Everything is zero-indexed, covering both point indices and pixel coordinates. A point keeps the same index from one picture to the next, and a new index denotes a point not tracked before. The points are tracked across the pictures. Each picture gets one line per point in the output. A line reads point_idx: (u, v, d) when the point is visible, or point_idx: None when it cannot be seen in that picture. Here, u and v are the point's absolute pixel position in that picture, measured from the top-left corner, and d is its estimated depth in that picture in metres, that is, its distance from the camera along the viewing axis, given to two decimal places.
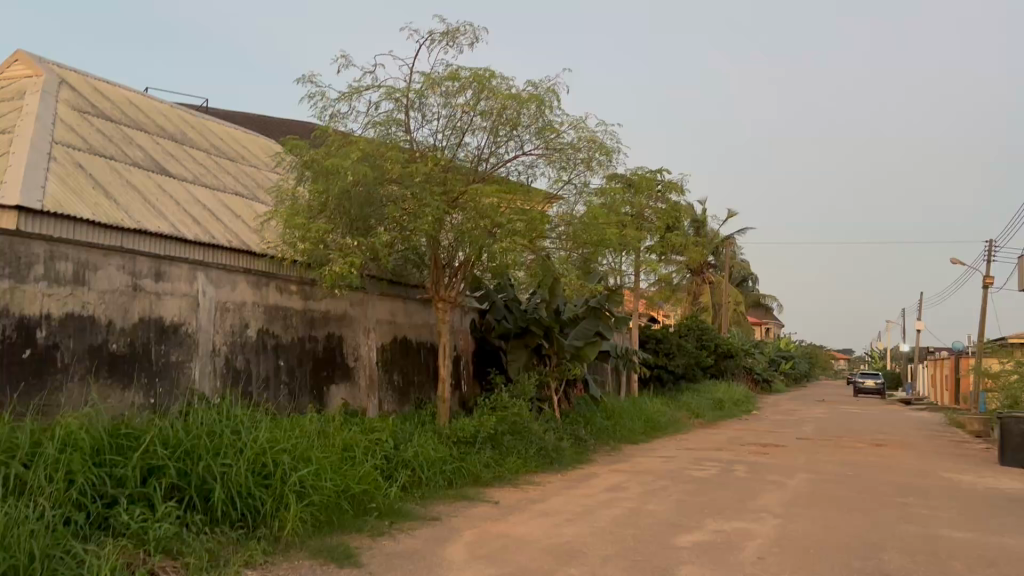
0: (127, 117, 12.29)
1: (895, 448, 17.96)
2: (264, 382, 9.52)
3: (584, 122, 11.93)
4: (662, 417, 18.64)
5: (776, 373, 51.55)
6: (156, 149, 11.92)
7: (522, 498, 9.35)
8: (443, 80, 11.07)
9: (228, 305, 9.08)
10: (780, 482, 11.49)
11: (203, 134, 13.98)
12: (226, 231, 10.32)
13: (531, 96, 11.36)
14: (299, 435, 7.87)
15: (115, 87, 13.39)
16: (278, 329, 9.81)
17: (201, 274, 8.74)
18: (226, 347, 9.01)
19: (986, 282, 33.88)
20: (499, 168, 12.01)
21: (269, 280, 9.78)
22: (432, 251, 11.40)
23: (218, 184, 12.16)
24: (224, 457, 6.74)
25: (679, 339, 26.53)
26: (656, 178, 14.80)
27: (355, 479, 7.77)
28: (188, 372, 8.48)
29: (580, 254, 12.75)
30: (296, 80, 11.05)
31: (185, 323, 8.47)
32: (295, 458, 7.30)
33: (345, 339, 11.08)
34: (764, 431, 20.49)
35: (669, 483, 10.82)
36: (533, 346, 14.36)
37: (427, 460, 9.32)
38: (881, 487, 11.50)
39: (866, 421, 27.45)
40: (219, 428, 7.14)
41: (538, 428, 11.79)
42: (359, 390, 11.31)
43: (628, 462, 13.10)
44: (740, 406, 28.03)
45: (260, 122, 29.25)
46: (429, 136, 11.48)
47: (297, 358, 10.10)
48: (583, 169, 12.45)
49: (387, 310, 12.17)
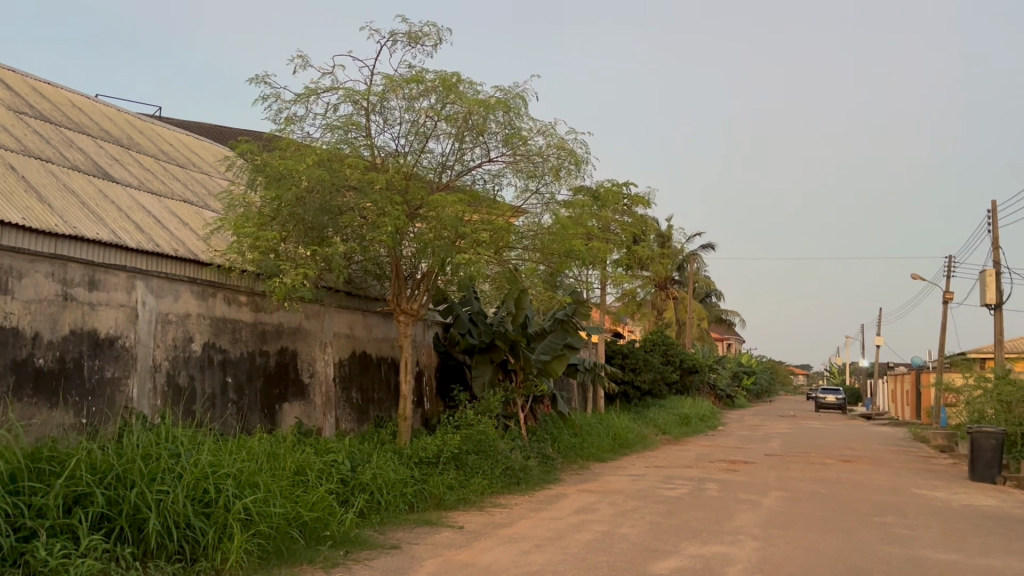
0: (68, 120, 11.60)
1: (865, 463, 17.76)
2: (209, 401, 8.87)
3: (553, 128, 11.51)
4: (630, 434, 18.23)
5: (739, 389, 51.64)
6: (99, 153, 11.24)
7: (488, 522, 8.80)
8: (407, 83, 10.61)
9: (170, 317, 8.44)
10: (754, 501, 11.09)
11: (151, 140, 13.32)
12: (171, 238, 9.68)
13: (499, 101, 10.91)
14: (245, 458, 7.25)
15: (57, 88, 12.67)
16: (225, 343, 9.17)
17: (141, 282, 8.11)
18: (167, 362, 8.36)
19: (945, 297, 34.23)
20: (464, 175, 11.54)
21: (216, 290, 9.15)
22: (393, 262, 10.89)
23: (165, 190, 11.50)
24: (161, 482, 6.10)
25: (645, 354, 26.25)
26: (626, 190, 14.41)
27: (307, 506, 7.17)
28: (125, 390, 7.81)
29: (547, 266, 12.33)
30: (251, 81, 10.57)
31: (122, 336, 7.82)
32: (240, 484, 6.67)
33: (299, 353, 10.46)
34: (732, 448, 20.18)
35: (641, 504, 10.38)
36: (498, 361, 13.88)
37: (387, 483, 8.75)
38: (857, 505, 11.17)
39: (832, 436, 27.39)
40: (156, 450, 6.51)
41: (504, 447, 11.27)
42: (314, 408, 10.69)
43: (598, 481, 12.62)
44: (706, 422, 27.80)
45: (215, 131, 28.44)
46: (390, 141, 10.99)
47: (246, 375, 9.46)
48: (550, 178, 11.99)
49: (345, 324, 11.59)
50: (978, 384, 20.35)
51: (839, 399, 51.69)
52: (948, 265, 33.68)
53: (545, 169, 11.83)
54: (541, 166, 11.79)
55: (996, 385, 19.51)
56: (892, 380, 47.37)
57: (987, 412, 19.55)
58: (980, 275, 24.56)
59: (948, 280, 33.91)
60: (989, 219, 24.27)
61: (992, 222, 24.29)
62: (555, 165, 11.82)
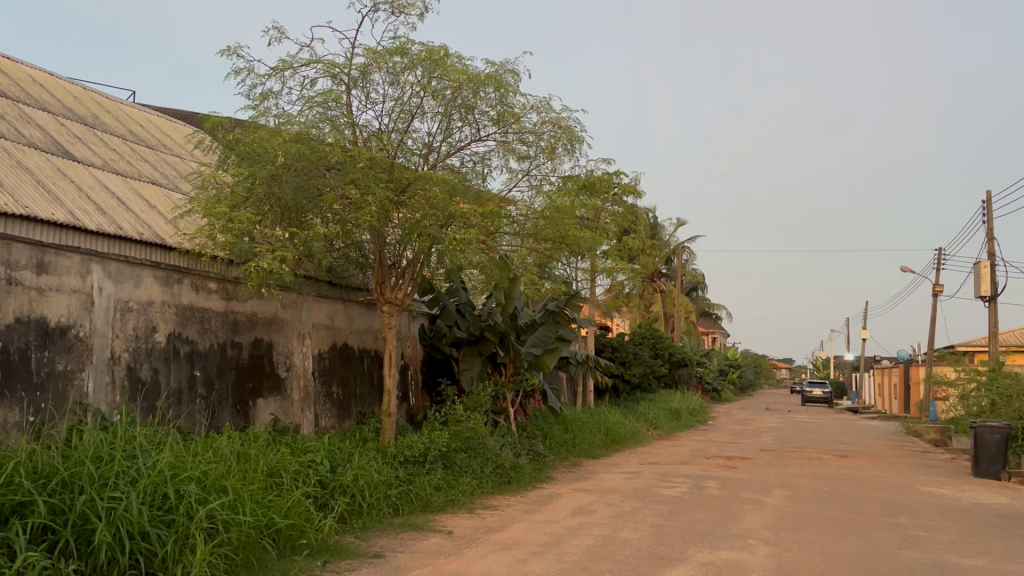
0: (26, 95, 10.81)
1: (863, 459, 17.28)
2: (175, 396, 8.17)
3: (547, 104, 10.88)
4: (622, 429, 17.65)
5: (726, 382, 51.31)
6: (60, 131, 10.46)
7: (479, 526, 8.15)
8: (390, 55, 9.93)
9: (130, 304, 7.72)
10: (758, 500, 10.52)
11: (119, 120, 12.55)
12: (136, 221, 8.95)
13: (489, 76, 10.26)
14: (212, 460, 6.56)
15: (17, 63, 11.84)
16: (193, 334, 8.46)
17: (98, 266, 7.39)
18: (128, 354, 7.65)
19: (935, 290, 33.98)
20: (452, 156, 10.86)
21: (183, 276, 8.42)
22: (376, 247, 10.21)
23: (131, 171, 10.76)
24: (112, 489, 5.39)
25: (634, 347, 25.72)
26: (615, 187, 12.88)
27: (281, 512, 6.50)
28: (79, 384, 7.10)
29: (541, 252, 11.70)
30: (222, 53, 9.84)
31: (76, 325, 7.11)
32: (205, 489, 6.00)
33: (275, 345, 9.77)
34: (725, 443, 19.64)
35: (640, 504, 9.78)
36: (487, 354, 13.25)
37: (369, 484, 8.10)
38: (865, 504, 10.65)
39: (824, 430, 26.98)
40: (108, 450, 5.81)
41: (495, 445, 10.66)
42: (291, 404, 10.00)
43: (592, 479, 12.01)
44: (696, 416, 27.33)
45: (187, 116, 27.56)
46: (373, 120, 10.31)
47: (216, 368, 8.76)
48: (544, 158, 11.31)
49: (325, 314, 10.91)
50: (973, 377, 19.91)
51: (825, 393, 51.37)
52: (938, 258, 33.35)
53: (538, 149, 11.16)
54: (534, 145, 11.13)
55: (994, 378, 19.09)
56: (879, 374, 47.12)
57: (984, 405, 19.16)
58: (975, 266, 24.19)
59: (937, 273, 33.64)
60: (983, 209, 23.91)
61: (987, 212, 23.93)
62: (549, 144, 11.15)
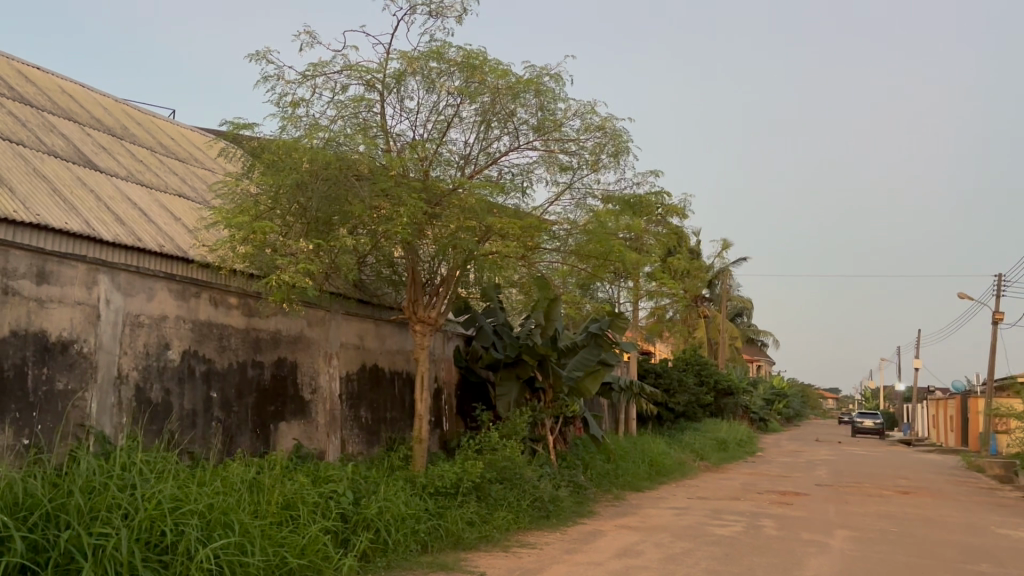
0: (53, 104, 10.50)
1: (926, 496, 16.09)
2: (188, 419, 7.62)
3: (592, 109, 10.23)
4: (667, 460, 16.75)
5: (772, 412, 49.68)
6: (85, 140, 10.11)
7: (515, 567, 7.40)
8: (426, 59, 9.38)
9: (141, 319, 7.21)
10: (821, 542, 9.61)
11: (149, 132, 12.21)
12: (157, 233, 8.49)
13: (529, 81, 9.66)
14: (221, 491, 5.95)
15: (47, 74, 11.58)
16: (210, 352, 7.92)
17: (105, 276, 6.90)
18: (136, 373, 7.12)
19: (996, 317, 32.43)
20: (490, 168, 10.26)
21: (200, 290, 7.91)
22: (409, 264, 9.62)
23: (158, 182, 10.35)
24: (102, 524, 4.80)
25: (679, 374, 24.77)
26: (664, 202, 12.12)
27: (295, 550, 5.85)
28: (81, 404, 6.58)
29: (583, 271, 10.99)
30: (252, 57, 9.37)
31: (79, 340, 6.61)
32: (208, 525, 5.36)
33: (299, 366, 9.19)
34: (777, 476, 18.57)
35: (693, 545, 8.95)
36: (525, 378, 12.55)
37: (396, 518, 7.42)
38: (939, 549, 9.67)
39: (881, 463, 25.57)
40: (102, 480, 5.24)
41: (532, 476, 9.92)
42: (316, 429, 9.39)
43: (638, 515, 11.17)
44: (744, 448, 26.17)
45: None
46: (408, 130, 9.77)
47: (235, 389, 8.20)
48: (588, 170, 10.61)
49: (354, 333, 10.34)
50: None
51: (877, 424, 49.39)
52: (998, 284, 31.79)
53: (581, 160, 10.49)
54: (577, 156, 10.46)
55: None
56: (934, 405, 45.17)
57: None
58: None
59: (998, 299, 32.09)
60: None
61: None
62: (594, 154, 10.48)
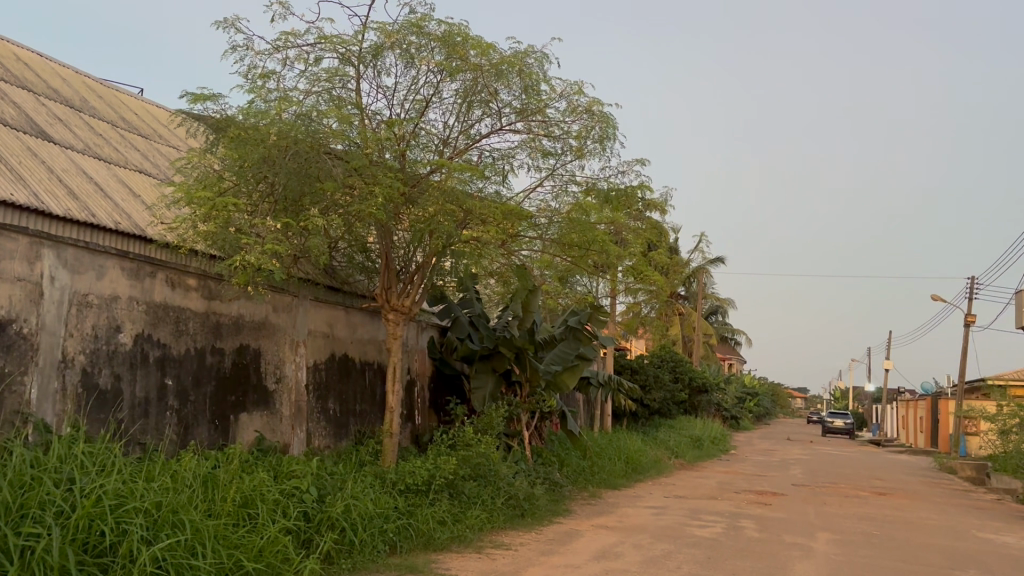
0: (6, 72, 9.89)
1: (904, 497, 15.91)
2: (140, 408, 7.11)
3: (578, 89, 9.81)
4: (644, 458, 16.43)
5: (745, 410, 49.70)
6: (39, 110, 9.50)
7: (489, 571, 6.98)
8: (405, 33, 8.89)
9: (90, 299, 6.70)
10: (804, 545, 9.31)
11: (110, 105, 11.60)
12: (112, 209, 7.94)
13: (514, 60, 9.21)
14: (172, 487, 5.47)
15: (2, 41, 10.94)
16: (166, 336, 7.41)
17: (50, 252, 6.37)
18: (83, 357, 6.61)
19: (969, 320, 32.57)
20: (471, 150, 9.80)
21: (156, 270, 7.40)
22: (383, 249, 9.17)
23: (117, 157, 9.78)
24: (32, 523, 4.32)
25: (655, 371, 24.51)
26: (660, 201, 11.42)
27: (251, 553, 5.37)
28: (19, 390, 6.05)
29: (565, 261, 10.59)
30: (219, 25, 8.81)
31: (19, 320, 6.09)
32: (154, 524, 4.86)
33: (263, 353, 8.69)
34: (753, 476, 18.33)
35: (673, 548, 8.60)
36: (501, 371, 12.15)
37: (363, 517, 6.96)
38: (925, 554, 9.39)
39: (855, 464, 25.47)
40: (34, 474, 4.75)
41: (507, 474, 9.51)
42: (280, 421, 8.91)
43: (615, 514, 10.81)
44: (719, 447, 25.97)
45: None
46: (384, 108, 9.29)
47: (192, 377, 7.70)
48: (571, 156, 10.19)
49: (323, 321, 9.85)
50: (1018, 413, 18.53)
51: (847, 424, 49.65)
52: (972, 286, 31.86)
53: (565, 146, 10.07)
54: (560, 141, 10.04)
55: None
56: (904, 406, 45.39)
57: None
58: None
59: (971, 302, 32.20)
60: None
61: None
62: (579, 139, 10.04)
